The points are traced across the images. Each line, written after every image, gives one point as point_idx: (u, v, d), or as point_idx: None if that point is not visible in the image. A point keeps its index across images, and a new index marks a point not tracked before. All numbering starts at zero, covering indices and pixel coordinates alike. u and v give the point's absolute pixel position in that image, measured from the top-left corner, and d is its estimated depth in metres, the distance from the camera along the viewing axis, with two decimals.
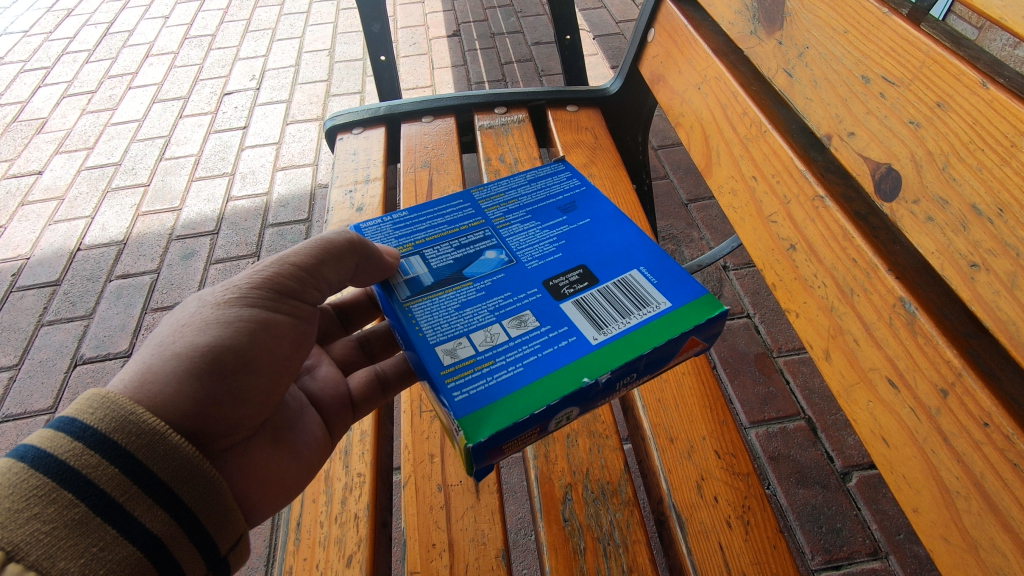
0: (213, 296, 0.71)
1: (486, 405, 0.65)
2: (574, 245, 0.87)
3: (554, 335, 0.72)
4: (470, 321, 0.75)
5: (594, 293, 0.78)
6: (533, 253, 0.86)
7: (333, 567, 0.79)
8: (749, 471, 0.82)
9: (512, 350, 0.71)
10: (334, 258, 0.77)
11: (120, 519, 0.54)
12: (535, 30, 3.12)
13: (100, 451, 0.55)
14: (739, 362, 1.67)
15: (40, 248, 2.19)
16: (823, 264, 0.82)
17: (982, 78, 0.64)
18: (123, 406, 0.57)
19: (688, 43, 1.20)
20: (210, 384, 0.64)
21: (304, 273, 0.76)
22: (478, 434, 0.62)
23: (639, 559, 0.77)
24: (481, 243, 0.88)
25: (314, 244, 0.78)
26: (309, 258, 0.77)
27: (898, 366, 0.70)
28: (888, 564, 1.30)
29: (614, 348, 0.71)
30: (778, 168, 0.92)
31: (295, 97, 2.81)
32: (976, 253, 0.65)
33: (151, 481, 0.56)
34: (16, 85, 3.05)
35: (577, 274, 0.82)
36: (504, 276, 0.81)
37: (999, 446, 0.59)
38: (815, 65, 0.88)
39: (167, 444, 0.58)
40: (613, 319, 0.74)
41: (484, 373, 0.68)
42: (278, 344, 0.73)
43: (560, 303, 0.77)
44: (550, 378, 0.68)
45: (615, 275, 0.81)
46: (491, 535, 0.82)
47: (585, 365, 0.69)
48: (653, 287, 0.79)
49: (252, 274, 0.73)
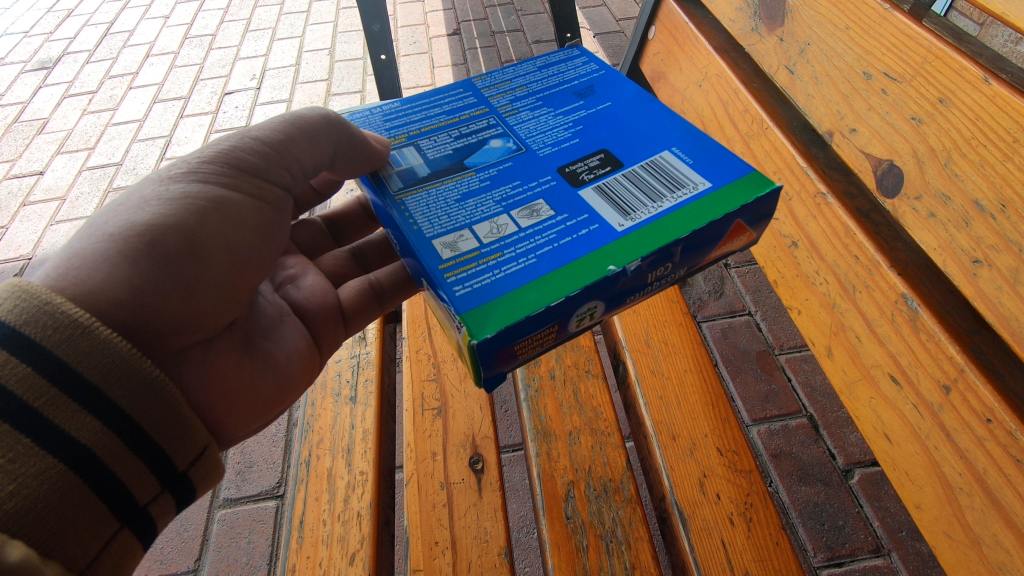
0: (169, 170, 0.71)
1: (490, 299, 0.65)
2: (591, 130, 0.87)
3: (574, 222, 0.72)
4: (472, 213, 0.75)
5: (617, 178, 0.78)
6: (545, 140, 0.85)
7: (337, 566, 0.79)
8: (752, 468, 0.82)
9: (523, 241, 0.71)
10: (298, 140, 0.79)
11: (39, 425, 0.52)
12: (535, 29, 3.11)
13: (9, 347, 0.52)
14: (741, 359, 1.65)
15: (42, 248, 2.20)
16: (825, 261, 0.82)
17: (984, 74, 0.64)
18: (40, 297, 0.55)
19: (689, 40, 1.20)
20: (161, 255, 0.66)
21: (265, 152, 0.78)
22: (483, 331, 0.62)
23: (642, 556, 0.77)
24: (485, 132, 0.87)
25: (276, 123, 0.80)
26: (271, 136, 0.78)
27: (901, 362, 0.70)
28: (890, 561, 1.31)
29: (641, 232, 0.71)
30: (780, 166, 0.92)
31: (296, 96, 2.81)
32: (978, 249, 0.65)
33: (75, 381, 0.54)
34: (16, 86, 3.05)
35: (597, 160, 0.81)
36: (512, 166, 0.81)
37: (1001, 442, 0.59)
38: (816, 61, 0.88)
39: (94, 339, 0.56)
40: (641, 205, 0.74)
41: (490, 265, 0.68)
42: (237, 217, 0.74)
43: (578, 191, 0.76)
44: (567, 268, 0.67)
45: (632, 161, 0.80)
46: (494, 532, 0.82)
47: (609, 255, 0.68)
48: (688, 168, 0.78)
49: (202, 155, 0.74)
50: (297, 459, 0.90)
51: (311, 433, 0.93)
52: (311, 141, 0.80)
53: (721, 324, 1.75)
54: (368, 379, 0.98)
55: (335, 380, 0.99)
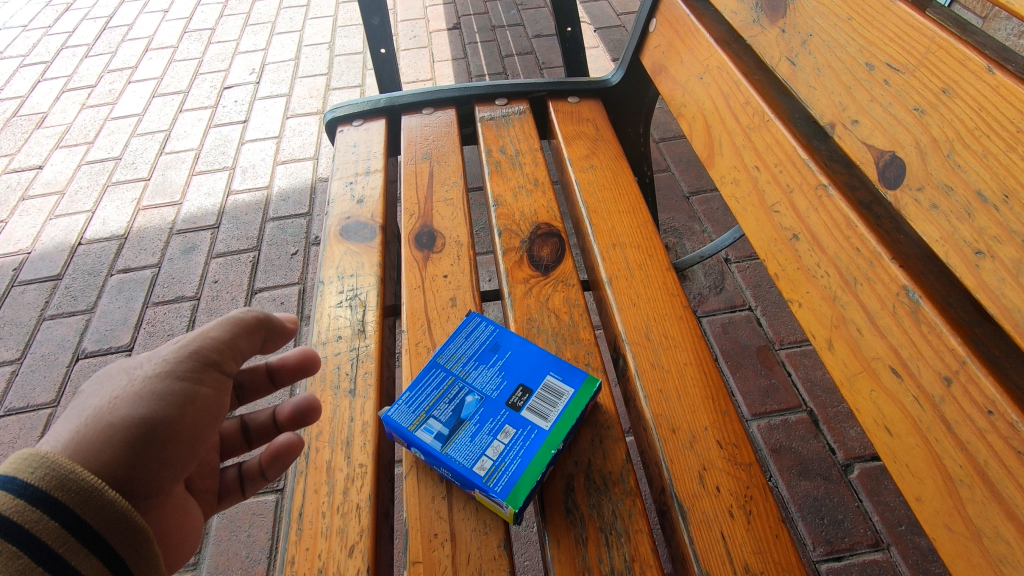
0: (111, 373, 0.72)
1: (515, 486, 0.79)
2: (503, 349, 0.95)
3: (523, 440, 0.84)
4: (473, 446, 0.83)
5: (536, 395, 0.89)
6: (479, 369, 0.93)
7: (336, 557, 0.79)
8: (752, 461, 0.82)
9: (510, 448, 0.83)
10: (243, 332, 0.78)
11: (59, 566, 0.58)
12: (536, 23, 3.09)
13: (43, 506, 0.58)
14: (741, 354, 1.67)
15: (41, 243, 2.19)
16: (826, 254, 0.81)
17: (989, 65, 0.63)
18: (64, 465, 0.61)
19: (690, 32, 1.19)
20: (131, 457, 0.66)
21: (199, 357, 0.74)
22: (517, 501, 0.77)
23: (641, 549, 0.77)
24: (449, 388, 0.91)
25: (222, 323, 0.78)
26: (208, 339, 0.76)
27: (902, 354, 0.70)
28: (889, 556, 1.31)
29: (561, 422, 0.85)
30: (781, 158, 0.91)
31: (295, 91, 2.80)
32: (980, 240, 0.64)
33: (82, 528, 0.59)
34: (14, 81, 3.04)
35: (515, 382, 0.91)
36: (478, 411, 0.88)
37: (1003, 434, 0.59)
38: (819, 53, 0.88)
39: (102, 499, 0.61)
40: (550, 405, 0.87)
41: (500, 469, 0.81)
42: (182, 423, 0.71)
43: (518, 410, 0.88)
44: (541, 455, 0.82)
45: (537, 377, 0.91)
46: (493, 525, 0.81)
47: (550, 441, 0.83)
48: (558, 376, 0.91)
49: (169, 350, 0.74)
50: None
51: (311, 425, 0.92)
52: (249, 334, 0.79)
53: (721, 319, 1.75)
54: (367, 371, 0.97)
55: (333, 373, 0.98)
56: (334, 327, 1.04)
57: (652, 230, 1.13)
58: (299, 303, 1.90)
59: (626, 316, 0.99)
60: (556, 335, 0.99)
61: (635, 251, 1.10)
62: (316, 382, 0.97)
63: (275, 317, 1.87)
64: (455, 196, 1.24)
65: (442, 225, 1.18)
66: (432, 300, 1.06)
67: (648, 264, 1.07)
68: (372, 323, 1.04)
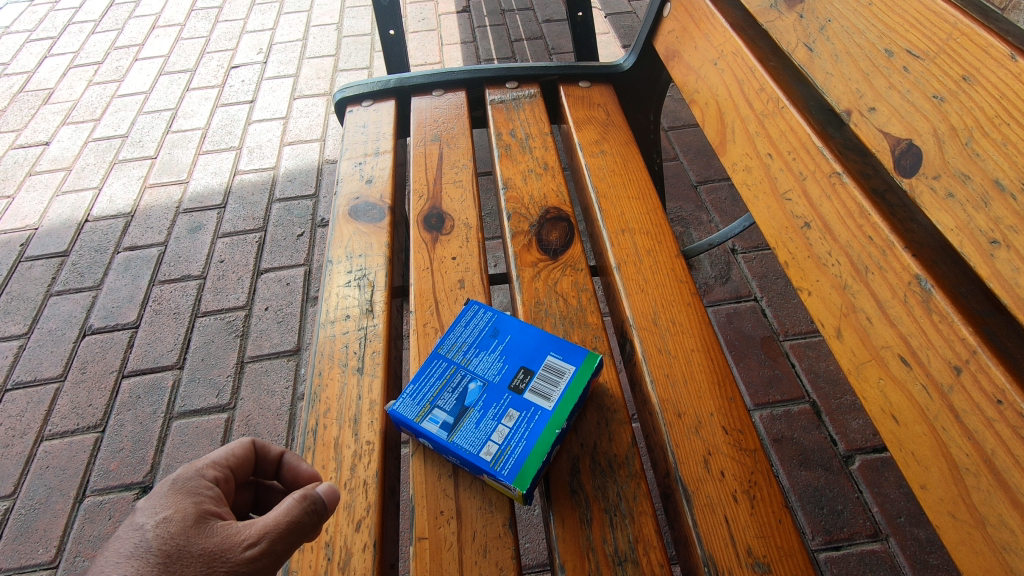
0: (167, 506, 0.62)
1: (521, 468, 0.79)
2: (504, 336, 0.95)
3: (527, 422, 0.84)
4: (477, 433, 0.84)
5: (538, 379, 0.89)
6: (483, 359, 0.92)
7: (342, 531, 0.80)
8: (757, 447, 0.83)
9: (514, 432, 0.83)
10: (302, 536, 0.65)
11: None
12: (547, 7, 3.05)
13: None
14: (744, 344, 1.67)
15: (48, 219, 2.20)
16: (837, 243, 0.81)
17: (1011, 52, 0.63)
18: None
19: (705, 17, 1.17)
20: None
21: (257, 567, 0.60)
22: (524, 482, 0.78)
23: (645, 530, 0.78)
24: (455, 377, 0.91)
25: (300, 511, 0.64)
26: (277, 543, 0.62)
27: (911, 344, 0.70)
28: (888, 546, 1.32)
29: (564, 403, 0.85)
30: (795, 146, 0.90)
31: (303, 71, 2.77)
32: (996, 230, 0.64)
33: None
34: (22, 55, 3.03)
35: (517, 370, 0.90)
36: (482, 397, 0.88)
37: (1009, 421, 0.59)
38: (837, 39, 0.87)
39: None
40: (551, 388, 0.87)
41: (505, 452, 0.81)
42: None
43: (521, 394, 0.88)
44: (544, 437, 0.82)
45: (539, 360, 0.91)
46: (498, 503, 0.82)
47: (554, 422, 0.83)
48: (559, 360, 0.90)
49: (227, 549, 0.60)
50: (304, 428, 0.90)
51: (320, 401, 0.93)
52: (307, 533, 0.66)
53: (727, 309, 1.75)
54: (375, 351, 0.98)
55: (341, 352, 0.98)
56: (342, 306, 1.04)
57: (662, 217, 1.12)
58: (305, 284, 1.90)
59: (633, 301, 0.99)
60: (564, 318, 0.99)
61: (644, 238, 1.09)
62: (324, 360, 0.97)
63: (282, 297, 1.87)
64: (464, 178, 1.24)
65: (452, 207, 1.18)
66: (440, 282, 1.06)
67: (656, 250, 1.07)
68: (380, 303, 1.04)
